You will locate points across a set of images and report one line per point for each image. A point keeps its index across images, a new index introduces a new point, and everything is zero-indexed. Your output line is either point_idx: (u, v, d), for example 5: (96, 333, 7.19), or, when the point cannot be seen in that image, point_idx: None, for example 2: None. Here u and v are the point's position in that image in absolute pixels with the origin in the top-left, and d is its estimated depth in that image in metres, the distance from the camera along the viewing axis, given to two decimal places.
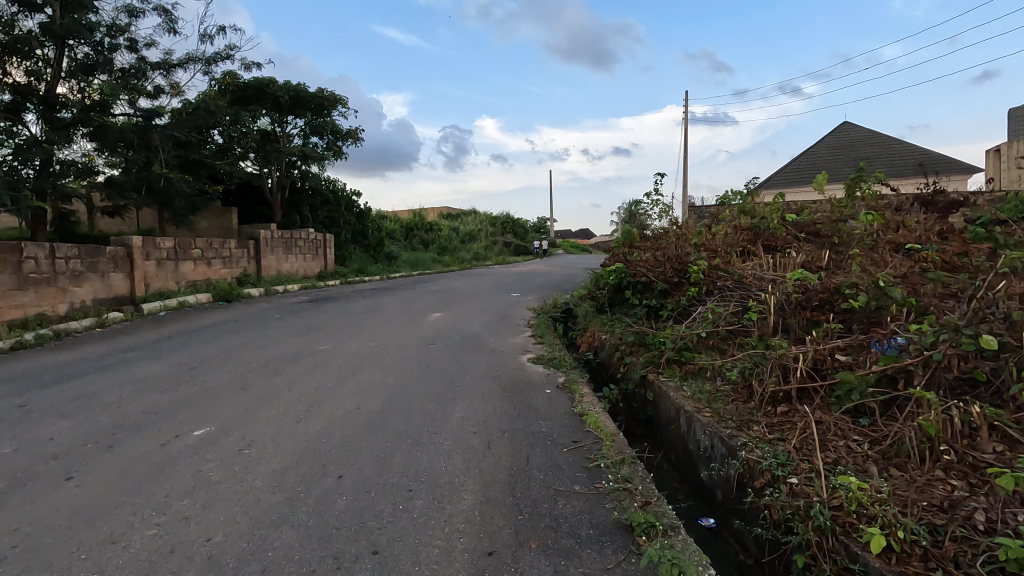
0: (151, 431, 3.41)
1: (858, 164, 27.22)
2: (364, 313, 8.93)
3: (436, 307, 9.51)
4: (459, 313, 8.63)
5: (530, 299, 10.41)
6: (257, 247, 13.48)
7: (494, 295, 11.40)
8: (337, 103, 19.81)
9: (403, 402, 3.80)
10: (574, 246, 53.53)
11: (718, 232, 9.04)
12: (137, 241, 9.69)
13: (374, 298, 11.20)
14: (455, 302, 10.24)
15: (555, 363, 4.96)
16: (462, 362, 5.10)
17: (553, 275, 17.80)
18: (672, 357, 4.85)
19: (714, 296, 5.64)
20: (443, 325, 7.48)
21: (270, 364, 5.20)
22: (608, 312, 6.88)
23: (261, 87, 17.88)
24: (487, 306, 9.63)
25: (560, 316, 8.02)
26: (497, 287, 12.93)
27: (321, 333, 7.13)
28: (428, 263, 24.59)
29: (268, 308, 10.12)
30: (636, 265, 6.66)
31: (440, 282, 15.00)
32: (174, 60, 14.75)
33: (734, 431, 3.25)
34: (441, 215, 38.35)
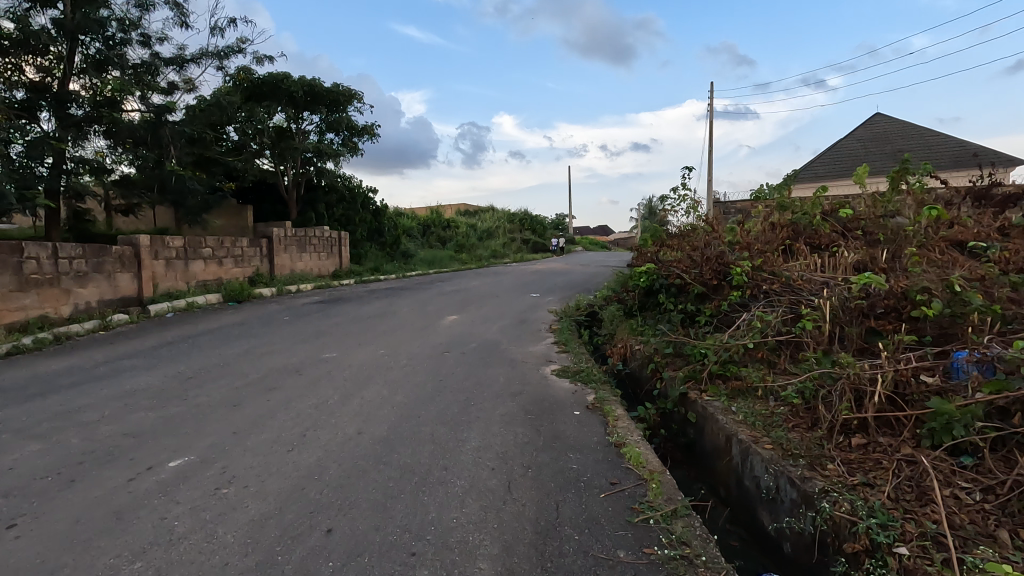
0: (122, 460, 2.97)
1: (891, 156, 26.11)
2: (376, 316, 8.49)
3: (452, 310, 9.02)
4: (475, 317, 8.14)
5: (551, 302, 9.87)
6: (270, 246, 13.17)
7: (513, 297, 10.89)
8: (353, 99, 19.46)
9: (409, 429, 3.30)
10: (594, 243, 52.70)
11: (752, 229, 8.42)
12: (145, 241, 9.39)
13: (388, 299, 10.77)
14: (471, 304, 9.75)
15: (582, 377, 4.42)
16: (479, 375, 4.60)
17: (573, 273, 17.25)
18: (715, 371, 4.28)
19: (759, 301, 5.04)
20: (459, 330, 6.98)
21: (269, 376, 4.76)
22: (637, 318, 6.31)
23: (275, 83, 17.61)
24: (505, 308, 9.13)
25: (585, 321, 7.45)
26: (517, 287, 12.44)
27: (329, 338, 6.69)
28: (445, 261, 24.17)
29: (278, 309, 9.74)
30: (668, 266, 6.08)
31: (457, 281, 14.55)
32: (188, 56, 14.52)
33: (805, 470, 2.69)
34: (460, 213, 38.02)
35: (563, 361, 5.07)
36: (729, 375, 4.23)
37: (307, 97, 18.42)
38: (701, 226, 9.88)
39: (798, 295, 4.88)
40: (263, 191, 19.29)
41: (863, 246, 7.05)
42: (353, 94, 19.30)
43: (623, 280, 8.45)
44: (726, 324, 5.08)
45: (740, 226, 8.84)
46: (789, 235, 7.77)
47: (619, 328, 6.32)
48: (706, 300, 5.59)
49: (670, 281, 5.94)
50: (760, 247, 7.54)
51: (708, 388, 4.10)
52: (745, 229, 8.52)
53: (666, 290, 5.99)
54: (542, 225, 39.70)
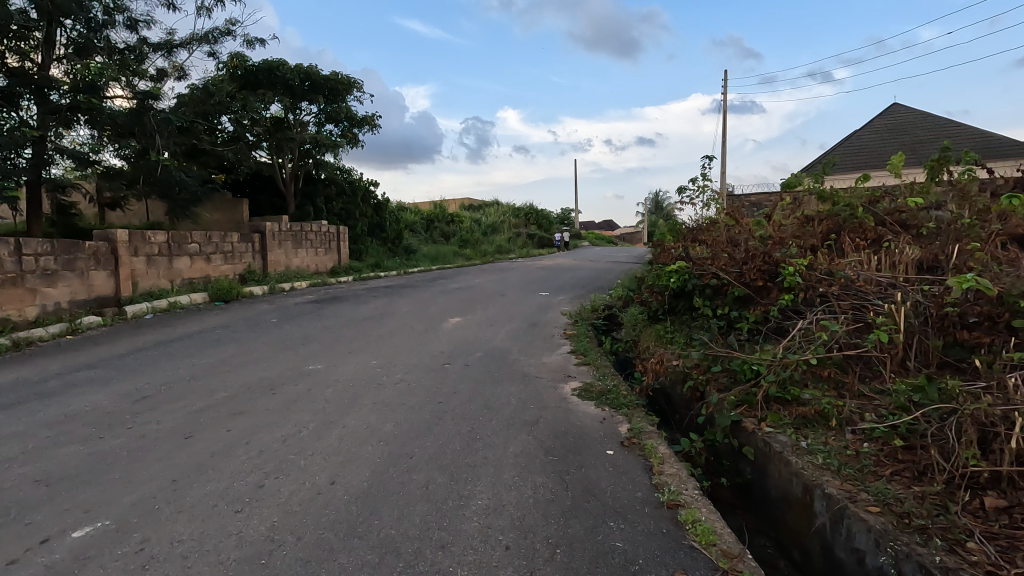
0: (15, 526, 2.26)
1: (910, 147, 25.16)
2: (371, 318, 7.77)
3: (455, 311, 8.30)
4: (480, 320, 7.40)
5: (563, 302, 9.11)
6: (263, 241, 12.46)
7: (520, 296, 10.15)
8: (352, 87, 18.68)
9: (398, 479, 2.57)
10: (600, 239, 51.84)
11: (783, 222, 7.65)
12: (123, 236, 8.71)
13: (387, 298, 10.05)
14: (475, 305, 9.01)
15: (610, 400, 3.66)
16: (486, 396, 3.86)
17: (581, 270, 16.49)
18: (773, 394, 3.52)
19: (817, 307, 4.27)
20: (462, 336, 6.24)
21: (239, 396, 4.05)
22: (665, 324, 5.53)
23: (270, 70, 16.90)
24: (513, 309, 8.39)
25: (603, 327, 6.65)
26: (524, 285, 11.71)
27: (317, 345, 5.97)
28: (448, 257, 23.39)
29: (267, 309, 9.04)
30: (701, 263, 5.29)
31: (461, 278, 13.82)
32: (176, 41, 13.82)
33: (945, 557, 1.95)
34: (463, 207, 37.24)
35: (585, 377, 4.32)
36: (792, 399, 3.48)
37: (304, 85, 17.70)
38: (724, 221, 9.08)
39: (864, 300, 4.11)
40: (259, 184, 18.56)
41: (915, 240, 6.27)
42: (353, 83, 18.58)
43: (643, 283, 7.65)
44: (777, 334, 4.31)
45: (768, 219, 8.05)
46: (828, 229, 6.97)
47: (644, 336, 5.54)
48: (748, 304, 4.81)
49: (703, 281, 5.15)
50: (797, 244, 6.76)
51: (767, 414, 3.33)
52: (776, 222, 7.74)
53: (698, 291, 5.21)
54: (547, 220, 38.88)
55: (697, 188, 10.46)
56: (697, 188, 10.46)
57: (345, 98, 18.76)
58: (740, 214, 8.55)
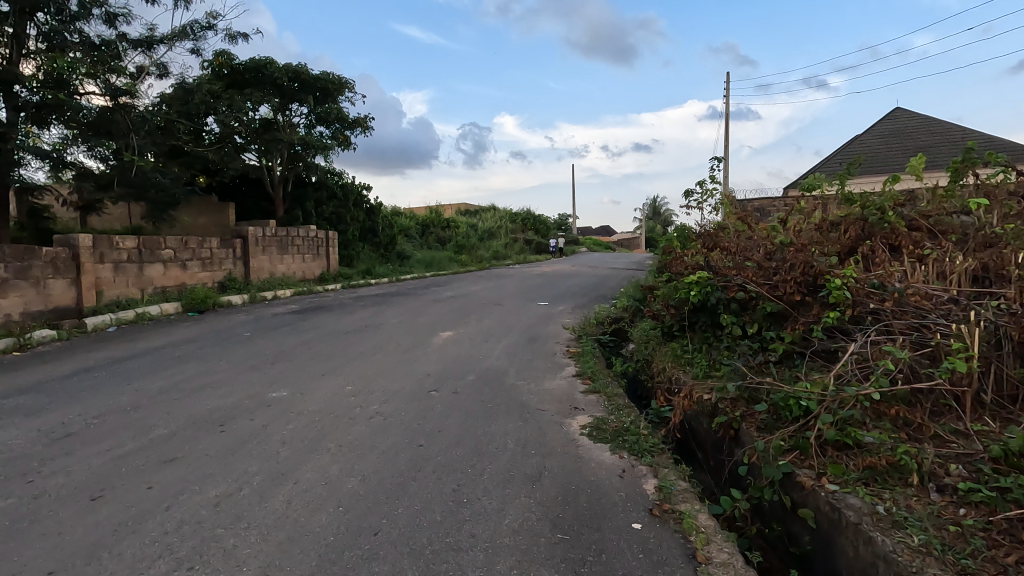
0: None
1: (913, 152, 24.64)
2: (354, 331, 7.09)
3: (447, 323, 7.64)
4: (474, 333, 6.73)
5: (564, 313, 8.45)
6: (245, 247, 11.77)
7: (518, 305, 9.48)
8: (343, 88, 18.05)
9: (355, 574, 1.92)
10: (599, 245, 51.35)
11: (801, 228, 7.03)
12: (87, 241, 8.03)
13: (374, 308, 9.37)
14: (469, 315, 8.35)
15: (630, 444, 2.99)
16: (477, 436, 3.18)
17: (581, 277, 15.82)
18: (832, 438, 2.85)
19: (870, 327, 3.62)
20: (453, 353, 5.57)
21: (181, 434, 3.37)
22: (684, 345, 4.85)
23: (258, 69, 16.25)
24: (510, 321, 7.72)
25: (610, 346, 5.96)
26: (522, 294, 11.04)
27: (288, 363, 5.29)
28: (443, 263, 22.69)
29: (244, 320, 8.36)
30: (726, 273, 4.62)
31: (455, 286, 13.15)
32: (157, 37, 13.16)
33: None
34: (459, 213, 36.58)
35: (595, 411, 3.64)
36: (854, 444, 2.82)
37: (293, 85, 17.05)
38: (737, 229, 8.44)
39: (925, 318, 3.48)
40: (247, 187, 17.89)
41: (956, 247, 5.63)
42: (344, 83, 17.97)
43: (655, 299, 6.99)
44: (822, 358, 3.65)
45: (786, 225, 7.41)
46: (855, 231, 6.31)
47: (660, 359, 4.86)
48: (783, 322, 4.15)
49: (727, 294, 4.48)
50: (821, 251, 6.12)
51: (826, 466, 2.68)
52: (794, 229, 7.11)
53: (719, 307, 4.54)
54: (545, 225, 38.24)
55: (704, 192, 9.88)
56: (704, 191, 9.88)
57: (336, 99, 18.14)
58: (752, 218, 7.93)
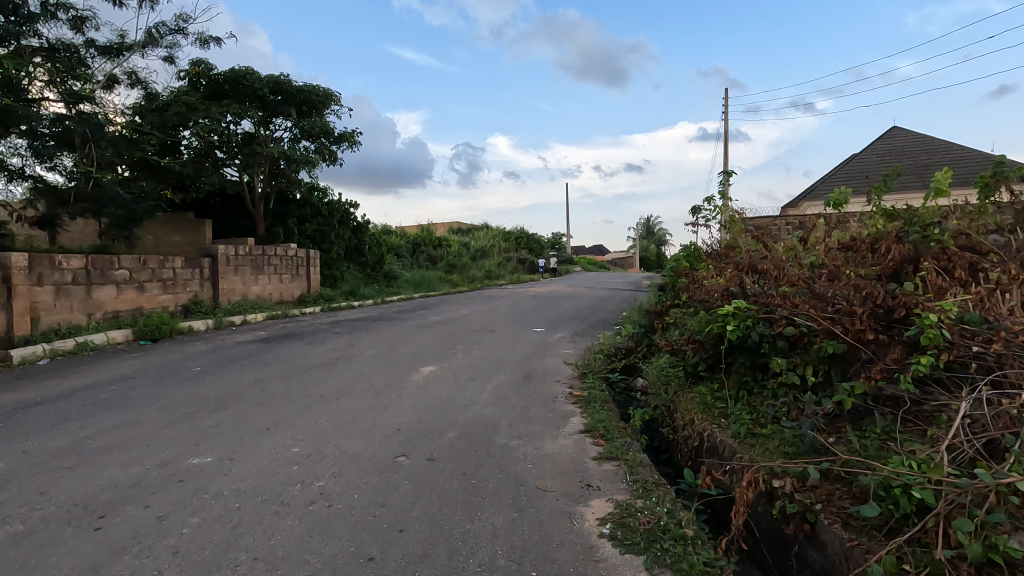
0: None
1: (912, 171, 24.18)
2: (322, 365, 6.14)
3: (431, 354, 6.70)
4: (461, 368, 5.79)
5: (563, 343, 7.53)
6: (214, 267, 10.83)
7: (510, 332, 8.56)
8: (329, 101, 17.29)
9: None
10: (593, 264, 50.70)
11: (832, 247, 6.17)
12: (22, 261, 7.09)
13: (351, 336, 8.41)
14: (457, 345, 7.42)
15: (676, 560, 2.07)
16: (452, 542, 2.25)
17: (578, 298, 14.96)
18: (973, 555, 1.94)
19: (977, 376, 2.74)
20: (434, 397, 4.62)
21: (41, 530, 2.42)
22: (718, 393, 3.94)
23: (237, 79, 15.44)
24: (501, 352, 6.79)
25: (622, 388, 5.03)
26: (515, 318, 10.14)
27: (230, 410, 4.33)
28: (433, 283, 21.74)
29: (200, 350, 7.39)
30: (768, 301, 3.75)
31: (443, 309, 12.22)
32: (127, 43, 12.30)
33: None
34: (452, 231, 35.88)
35: (615, 492, 2.72)
36: (1005, 565, 1.92)
37: (276, 98, 16.26)
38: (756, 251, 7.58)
39: None
40: (226, 203, 17.01)
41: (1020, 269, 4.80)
42: (330, 96, 17.24)
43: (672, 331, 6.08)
44: (916, 420, 2.75)
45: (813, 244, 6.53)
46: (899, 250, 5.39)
47: (688, 408, 3.95)
48: (848, 365, 3.27)
49: (773, 331, 3.58)
50: (862, 275, 5.21)
51: None
52: (822, 247, 6.25)
53: (762, 346, 3.65)
54: (539, 244, 37.58)
55: (712, 212, 9.12)
56: (712, 212, 9.12)
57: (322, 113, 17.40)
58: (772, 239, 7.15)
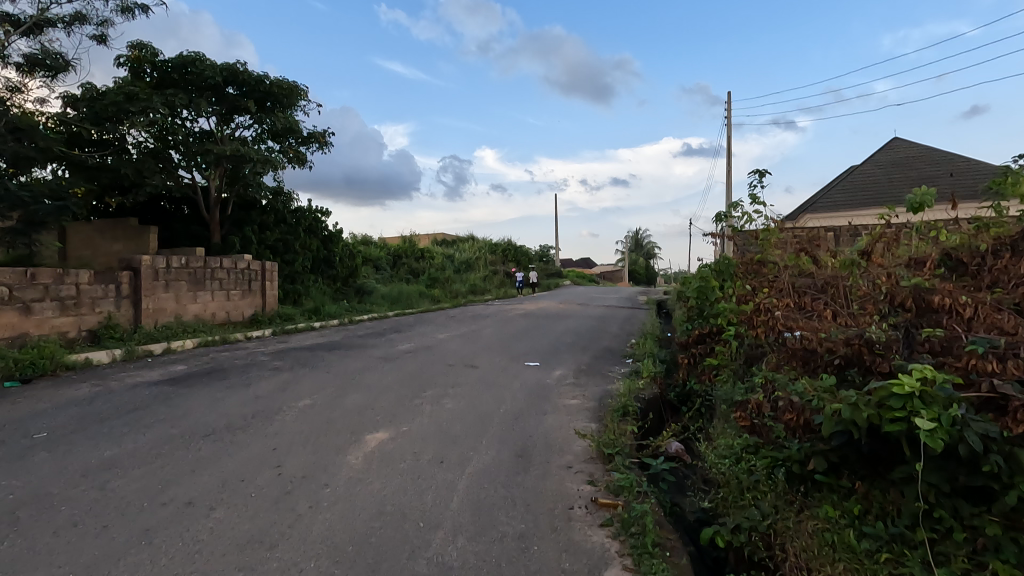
0: None
1: (917, 182, 22.83)
2: (228, 427, 4.31)
3: (385, 407, 4.88)
4: (422, 437, 3.98)
5: (564, 387, 5.75)
6: (136, 282, 8.93)
7: (496, 368, 6.78)
8: (295, 95, 15.50)
9: None
10: (582, 278, 49.20)
11: (922, 264, 4.55)
12: None
13: (290, 372, 6.56)
14: (425, 389, 5.60)
15: None
16: None
17: (574, 318, 13.19)
18: None
19: None
20: (370, 509, 2.83)
21: None
22: (868, 528, 2.21)
23: (186, 67, 13.59)
24: (483, 405, 5.00)
25: (670, 483, 3.27)
26: (502, 347, 8.38)
27: (7, 543, 2.50)
28: (412, 299, 19.80)
29: (81, 395, 5.54)
30: (980, 374, 2.09)
31: (418, 333, 10.38)
32: (47, 17, 10.32)
33: None
34: (436, 242, 34.29)
35: None
36: None
37: (233, 90, 14.41)
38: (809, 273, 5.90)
39: None
40: (182, 209, 15.21)
41: None
42: (296, 91, 15.43)
43: (729, 386, 4.35)
44: None
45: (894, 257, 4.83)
46: None
47: (816, 556, 2.21)
48: None
49: (1006, 434, 1.86)
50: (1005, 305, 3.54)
51: None
52: (909, 264, 4.61)
53: (981, 459, 1.92)
54: (527, 258, 35.94)
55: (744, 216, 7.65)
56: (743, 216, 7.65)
57: (289, 109, 15.61)
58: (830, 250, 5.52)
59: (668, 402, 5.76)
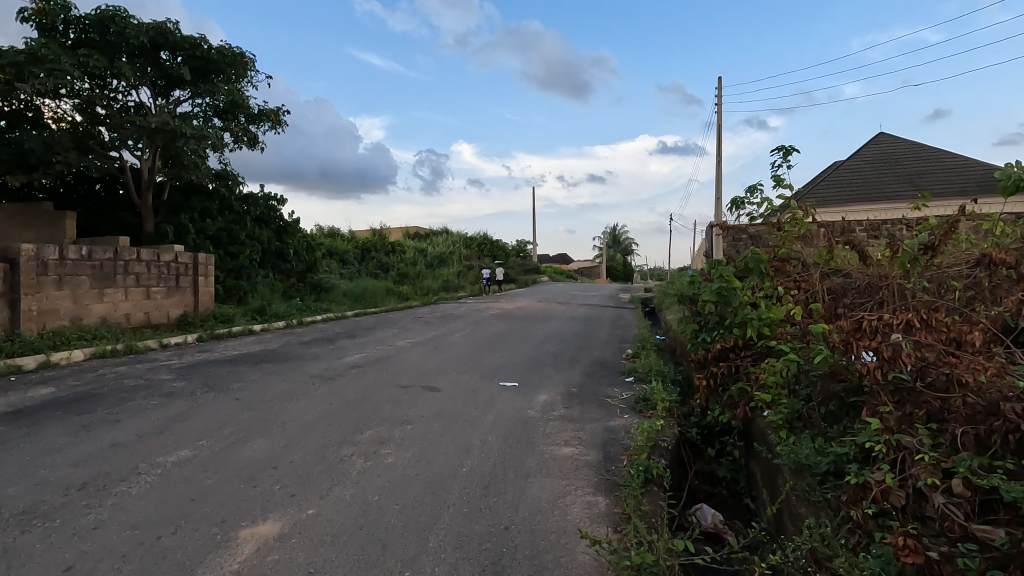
0: None
1: (906, 181, 21.85)
2: (26, 510, 2.72)
3: (294, 466, 3.31)
4: (332, 539, 2.46)
5: (552, 424, 4.25)
6: (15, 277, 7.18)
7: (463, 391, 5.28)
8: (242, 66, 13.64)
9: None
10: (559, 274, 47.91)
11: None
12: None
13: (187, 398, 4.91)
14: (361, 430, 4.03)
15: None
16: None
17: (556, 320, 11.79)
18: None
19: None
20: None
21: None
22: None
23: (106, 26, 11.65)
24: (436, 457, 3.50)
25: None
26: (473, 360, 6.87)
27: None
28: (378, 295, 18.12)
29: None
30: None
31: (375, 340, 8.80)
32: None
33: None
34: (408, 235, 32.58)
35: None
36: None
37: (166, 56, 12.51)
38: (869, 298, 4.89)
39: None
40: (113, 192, 13.34)
41: None
42: (240, 59, 13.62)
43: (803, 442, 2.94)
44: None
45: (945, 294, 4.54)
46: None
47: None
48: None
49: None
50: None
51: None
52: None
53: None
54: (503, 253, 34.67)
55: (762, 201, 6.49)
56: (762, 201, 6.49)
57: (235, 81, 13.83)
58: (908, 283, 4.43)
59: (688, 439, 4.40)
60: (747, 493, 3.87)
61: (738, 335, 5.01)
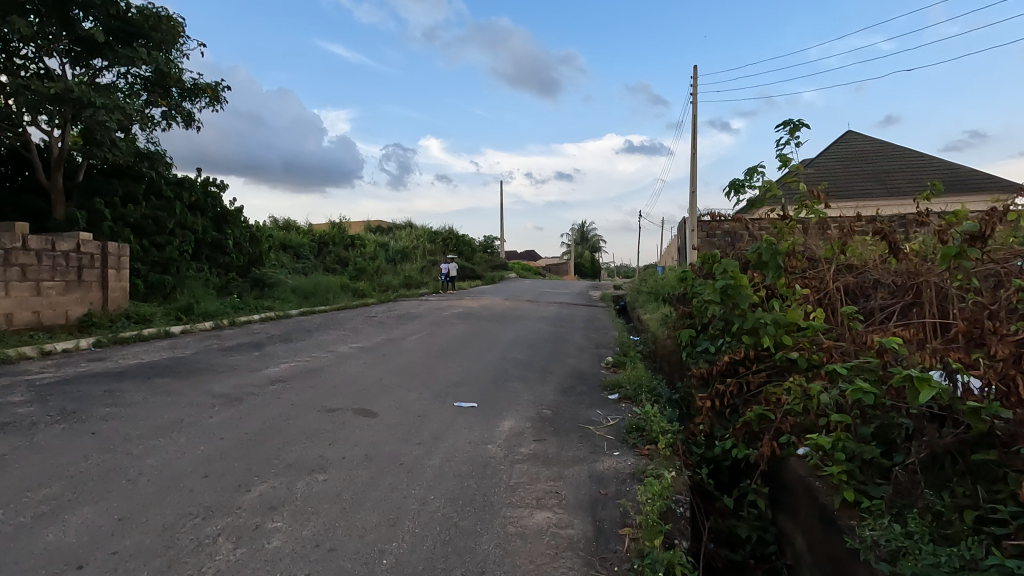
0: None
1: (876, 180, 21.52)
2: None
3: (112, 567, 2.09)
4: None
5: (520, 469, 3.11)
6: None
7: (403, 417, 4.11)
8: (171, 31, 12.00)
9: None
10: (527, 271, 46.93)
11: None
12: None
13: (21, 432, 3.59)
14: (247, 488, 2.82)
15: None
16: None
17: (525, 321, 10.71)
18: None
19: None
20: None
21: None
22: None
23: None
24: (345, 539, 2.33)
25: None
26: (424, 372, 5.71)
27: None
28: (332, 292, 16.68)
29: None
30: None
31: (312, 345, 7.54)
32: None
33: None
34: (371, 229, 31.08)
35: None
36: None
37: (78, 14, 10.82)
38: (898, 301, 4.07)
39: None
40: (21, 173, 11.61)
41: None
42: (169, 24, 11.99)
43: (913, 526, 1.93)
44: None
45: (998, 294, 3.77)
46: None
47: None
48: None
49: None
50: None
51: None
52: None
53: None
54: (469, 248, 33.44)
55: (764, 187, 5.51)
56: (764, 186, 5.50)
57: (164, 48, 12.19)
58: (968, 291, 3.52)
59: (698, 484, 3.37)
60: (782, 566, 2.89)
61: (748, 347, 3.95)
